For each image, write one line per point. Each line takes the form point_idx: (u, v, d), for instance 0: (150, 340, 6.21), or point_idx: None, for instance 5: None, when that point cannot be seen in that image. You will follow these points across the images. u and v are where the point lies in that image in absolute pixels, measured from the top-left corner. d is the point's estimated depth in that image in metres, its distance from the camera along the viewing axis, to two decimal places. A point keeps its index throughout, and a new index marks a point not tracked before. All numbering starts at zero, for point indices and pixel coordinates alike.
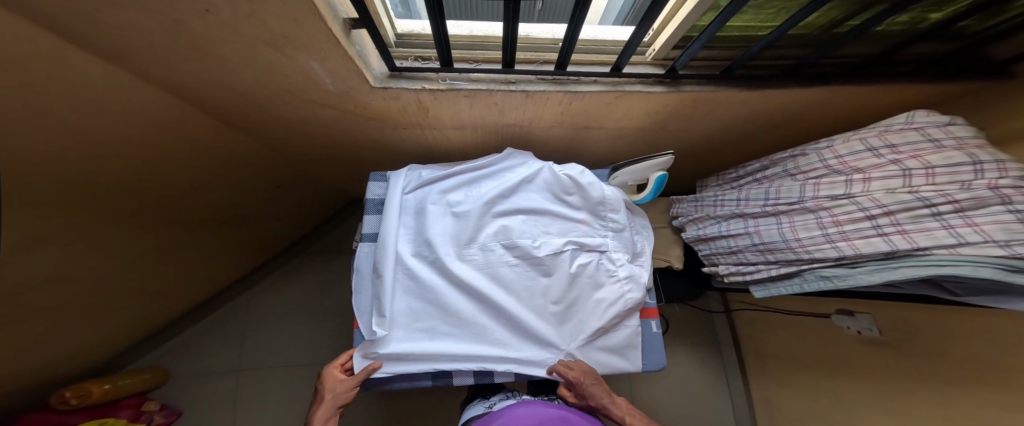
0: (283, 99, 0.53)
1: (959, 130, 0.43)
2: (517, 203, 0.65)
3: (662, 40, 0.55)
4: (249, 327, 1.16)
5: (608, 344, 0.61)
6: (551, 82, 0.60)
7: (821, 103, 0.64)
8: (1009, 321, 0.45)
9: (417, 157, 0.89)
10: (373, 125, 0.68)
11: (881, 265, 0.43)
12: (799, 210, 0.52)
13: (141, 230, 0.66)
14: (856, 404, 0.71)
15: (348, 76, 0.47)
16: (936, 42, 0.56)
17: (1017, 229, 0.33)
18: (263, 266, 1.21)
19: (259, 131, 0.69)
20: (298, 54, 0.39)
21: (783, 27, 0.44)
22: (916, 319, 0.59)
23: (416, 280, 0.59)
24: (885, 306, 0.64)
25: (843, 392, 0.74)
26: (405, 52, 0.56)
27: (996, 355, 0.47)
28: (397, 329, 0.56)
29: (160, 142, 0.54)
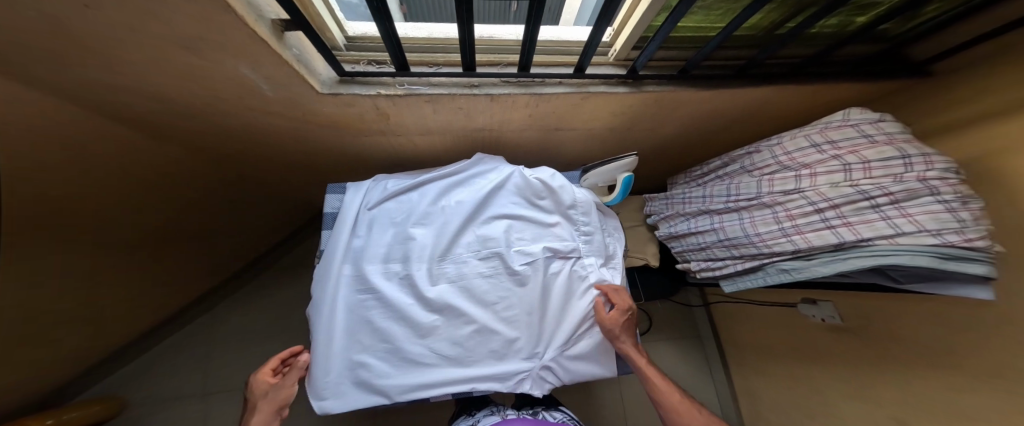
0: (220, 106, 0.49)
1: (889, 126, 0.45)
2: (489, 213, 0.64)
3: (622, 40, 0.56)
4: (208, 355, 1.06)
5: (581, 352, 0.60)
6: (515, 85, 0.58)
7: (774, 101, 0.66)
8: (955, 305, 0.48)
9: (385, 165, 0.85)
10: (330, 132, 0.64)
11: (832, 257, 0.44)
12: (758, 205, 0.53)
13: (77, 266, 0.60)
14: (824, 387, 0.74)
15: (290, 82, 0.44)
16: (867, 43, 0.60)
17: (946, 219, 0.35)
18: (225, 285, 1.11)
19: (202, 140, 0.64)
20: (222, 57, 0.35)
21: (731, 28, 0.45)
22: (868, 305, 0.62)
23: (382, 300, 0.56)
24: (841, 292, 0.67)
25: (812, 376, 0.77)
26: (356, 56, 0.53)
27: (946, 336, 0.49)
28: (370, 352, 0.55)
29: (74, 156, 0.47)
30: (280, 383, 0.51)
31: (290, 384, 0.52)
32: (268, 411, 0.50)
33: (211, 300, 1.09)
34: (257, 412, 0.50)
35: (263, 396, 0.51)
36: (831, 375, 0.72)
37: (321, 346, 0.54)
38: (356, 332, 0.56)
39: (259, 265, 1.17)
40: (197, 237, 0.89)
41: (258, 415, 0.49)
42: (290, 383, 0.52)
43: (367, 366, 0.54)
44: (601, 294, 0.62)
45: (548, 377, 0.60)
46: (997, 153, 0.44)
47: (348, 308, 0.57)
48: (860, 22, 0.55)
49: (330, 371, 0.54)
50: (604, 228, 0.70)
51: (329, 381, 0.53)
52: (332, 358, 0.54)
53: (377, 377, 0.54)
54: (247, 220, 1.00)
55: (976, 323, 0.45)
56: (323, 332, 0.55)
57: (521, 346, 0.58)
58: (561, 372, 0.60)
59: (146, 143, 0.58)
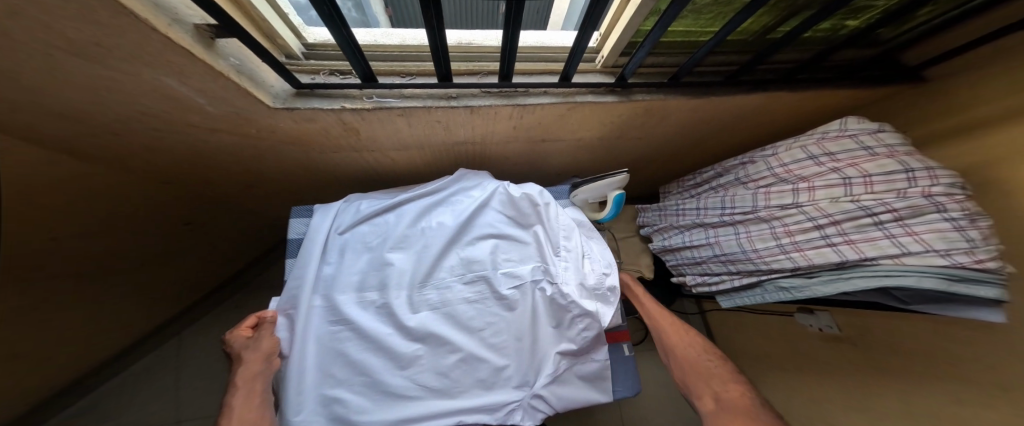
0: (150, 121, 0.43)
1: (888, 137, 0.43)
2: (477, 231, 0.59)
3: (610, 46, 0.52)
4: (162, 392, 0.94)
5: (573, 377, 0.58)
6: (497, 96, 0.54)
7: (765, 108, 0.65)
8: (969, 323, 0.46)
9: (361, 181, 0.79)
10: (295, 148, 0.58)
11: (834, 276, 0.42)
12: (754, 219, 0.51)
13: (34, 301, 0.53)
14: (827, 399, 0.72)
15: (232, 93, 0.39)
16: (856, 49, 0.59)
17: (954, 237, 0.33)
18: (185, 314, 0.99)
19: (146, 161, 0.56)
20: (132, 66, 0.30)
21: (722, 34, 0.42)
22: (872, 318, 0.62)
23: (357, 331, 0.50)
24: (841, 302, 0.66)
25: (817, 388, 0.75)
26: (316, 66, 0.48)
27: (959, 351, 0.48)
28: (347, 389, 0.48)
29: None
30: (261, 333, 0.47)
31: (273, 336, 0.48)
32: (259, 358, 0.45)
33: (171, 331, 0.98)
34: (242, 363, 0.44)
35: (254, 344, 0.46)
36: (835, 387, 0.70)
37: (293, 382, 0.46)
38: (330, 365, 0.49)
39: (226, 290, 1.07)
40: (160, 265, 0.80)
41: (245, 366, 0.43)
42: (272, 335, 0.48)
43: (343, 401, 0.47)
44: (587, 325, 0.57)
45: (540, 406, 0.55)
46: (1001, 159, 0.43)
47: (319, 340, 0.50)
48: (852, 26, 0.53)
49: (302, 409, 0.46)
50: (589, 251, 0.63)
51: (298, 423, 0.45)
52: (303, 396, 0.47)
53: (355, 413, 0.47)
54: (212, 242, 0.92)
55: (988, 334, 0.44)
56: (293, 369, 0.47)
57: (511, 373, 0.53)
58: (556, 400, 0.56)
59: (78, 165, 0.50)
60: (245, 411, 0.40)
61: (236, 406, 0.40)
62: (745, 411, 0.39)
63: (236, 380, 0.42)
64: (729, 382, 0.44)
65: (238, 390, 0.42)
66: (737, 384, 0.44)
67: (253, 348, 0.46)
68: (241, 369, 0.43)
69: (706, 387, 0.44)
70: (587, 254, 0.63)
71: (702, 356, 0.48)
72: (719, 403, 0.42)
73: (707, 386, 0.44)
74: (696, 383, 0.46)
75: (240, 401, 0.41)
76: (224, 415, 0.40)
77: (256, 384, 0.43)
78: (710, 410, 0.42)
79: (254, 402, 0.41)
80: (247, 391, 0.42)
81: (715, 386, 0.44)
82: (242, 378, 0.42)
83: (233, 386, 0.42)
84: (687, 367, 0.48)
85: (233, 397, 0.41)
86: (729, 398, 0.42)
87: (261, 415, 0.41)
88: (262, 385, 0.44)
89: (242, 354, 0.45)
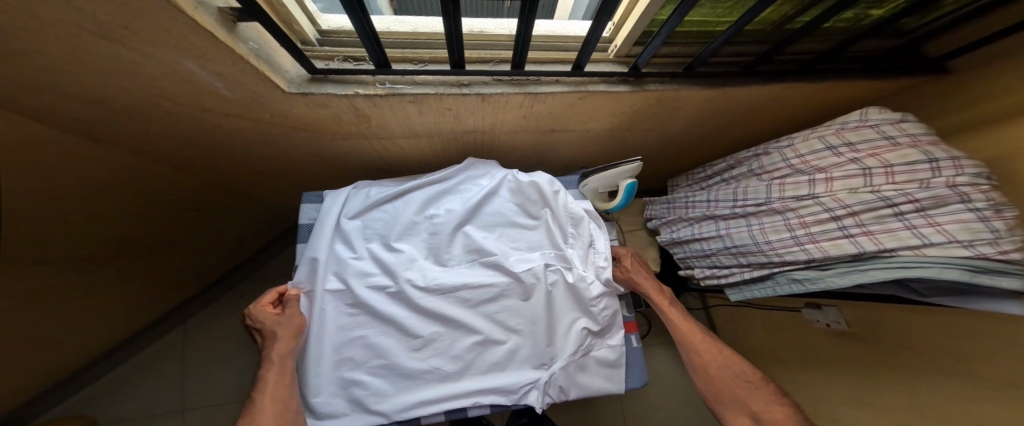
0: (167, 106, 0.43)
1: (911, 127, 0.43)
2: (486, 220, 0.59)
3: (623, 34, 0.52)
4: (178, 372, 0.98)
5: (587, 364, 0.58)
6: (508, 83, 0.53)
7: (780, 100, 0.64)
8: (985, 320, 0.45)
9: (369, 170, 0.79)
10: (306, 134, 0.58)
11: (849, 268, 0.42)
12: (767, 211, 0.51)
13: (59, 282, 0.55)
14: (837, 396, 0.72)
15: (248, 78, 0.39)
16: (876, 40, 0.58)
17: (977, 228, 0.33)
18: (195, 300, 1.01)
19: (162, 146, 0.57)
20: (156, 50, 0.31)
21: (740, 23, 0.41)
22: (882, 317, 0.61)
23: (372, 313, 0.51)
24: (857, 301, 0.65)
25: (827, 384, 0.74)
26: (329, 52, 0.48)
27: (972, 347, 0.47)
28: (362, 372, 0.49)
29: (17, 174, 0.41)
30: (290, 310, 0.48)
31: (302, 312, 0.48)
32: (293, 334, 0.46)
33: (178, 316, 0.99)
34: (276, 339, 0.45)
35: (285, 321, 0.46)
36: (849, 384, 0.69)
37: (313, 364, 0.48)
38: (346, 348, 0.50)
39: (234, 276, 1.09)
40: (172, 251, 0.82)
41: (279, 343, 0.44)
42: (300, 312, 0.48)
43: (362, 383, 0.49)
44: (606, 305, 0.58)
45: (552, 394, 0.55)
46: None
47: (334, 324, 0.50)
48: (875, 15, 0.53)
49: (320, 391, 0.48)
50: (595, 241, 0.62)
51: (319, 404, 0.47)
52: (322, 379, 0.48)
53: (373, 395, 0.49)
54: (222, 229, 0.93)
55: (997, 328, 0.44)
56: (312, 351, 0.48)
57: (526, 355, 0.54)
58: (570, 386, 0.56)
59: (96, 150, 0.51)
60: (278, 387, 0.42)
61: (269, 383, 0.42)
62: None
63: (272, 355, 0.44)
64: (771, 403, 0.43)
65: (272, 365, 0.43)
66: (781, 406, 0.43)
67: (285, 324, 0.46)
68: (275, 344, 0.44)
69: (743, 407, 0.44)
70: (596, 245, 0.62)
71: (737, 374, 0.48)
72: (759, 423, 0.42)
73: (744, 406, 0.44)
74: (732, 403, 0.46)
75: (272, 378, 0.42)
76: (258, 392, 0.41)
77: (288, 360, 0.44)
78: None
79: (284, 381, 0.43)
80: (280, 367, 0.43)
81: (755, 407, 0.44)
82: (277, 353, 0.44)
83: (268, 361, 0.44)
84: (719, 384, 0.48)
85: (268, 372, 0.43)
86: (771, 419, 0.41)
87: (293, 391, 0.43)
88: (291, 363, 0.45)
89: (275, 329, 0.46)
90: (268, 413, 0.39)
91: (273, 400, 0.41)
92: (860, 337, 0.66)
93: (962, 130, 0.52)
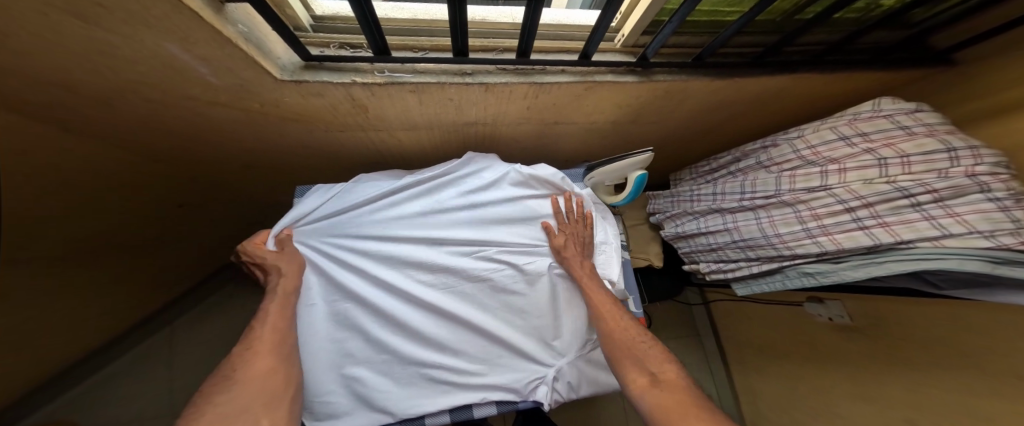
0: (143, 92, 0.40)
1: (927, 117, 0.43)
2: (491, 215, 0.57)
3: (631, 23, 0.50)
4: (165, 375, 0.94)
5: (597, 359, 0.55)
6: (513, 73, 0.51)
7: (786, 91, 0.63)
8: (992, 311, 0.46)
9: (366, 164, 0.76)
10: (301, 126, 0.56)
11: (866, 260, 0.41)
12: (777, 203, 0.50)
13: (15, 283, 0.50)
14: (837, 392, 0.72)
15: (238, 64, 0.36)
16: (882, 32, 0.58)
17: (999, 218, 0.32)
18: (179, 302, 0.97)
19: (141, 136, 0.54)
20: (131, 30, 0.28)
21: (751, 14, 0.39)
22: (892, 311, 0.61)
23: (372, 308, 0.49)
24: (867, 298, 0.65)
25: (830, 381, 0.74)
26: (325, 38, 0.46)
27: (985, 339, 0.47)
28: (365, 368, 0.48)
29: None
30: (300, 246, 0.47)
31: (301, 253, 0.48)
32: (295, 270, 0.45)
33: (163, 317, 0.95)
34: (281, 274, 0.44)
35: (292, 257, 0.46)
36: (853, 379, 0.68)
37: (308, 364, 0.46)
38: (346, 345, 0.48)
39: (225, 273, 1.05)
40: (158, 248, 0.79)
41: (284, 277, 0.44)
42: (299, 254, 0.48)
43: (364, 382, 0.47)
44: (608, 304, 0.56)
45: (561, 391, 0.54)
46: None
47: (333, 321, 0.48)
48: (886, 6, 0.52)
49: (320, 391, 0.46)
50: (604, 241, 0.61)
51: (319, 402, 0.45)
52: (320, 379, 0.46)
53: (376, 393, 0.47)
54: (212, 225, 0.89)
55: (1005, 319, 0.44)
56: (306, 354, 0.46)
57: (531, 350, 0.53)
58: (579, 382, 0.54)
59: (66, 141, 0.47)
60: (278, 320, 0.40)
61: (270, 313, 0.40)
62: (680, 395, 0.36)
63: (275, 287, 0.43)
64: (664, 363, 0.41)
65: (275, 298, 0.42)
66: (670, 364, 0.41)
67: (290, 261, 0.46)
68: (280, 279, 0.43)
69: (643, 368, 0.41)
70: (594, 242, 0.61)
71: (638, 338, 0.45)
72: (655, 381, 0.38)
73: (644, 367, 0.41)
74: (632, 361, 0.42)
75: (273, 309, 0.41)
76: (259, 323, 0.40)
77: (290, 298, 0.43)
78: (646, 390, 0.38)
79: (285, 316, 0.42)
80: (282, 299, 0.42)
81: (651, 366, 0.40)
82: (281, 288, 0.43)
83: (270, 293, 0.42)
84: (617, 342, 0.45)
85: (269, 303, 0.41)
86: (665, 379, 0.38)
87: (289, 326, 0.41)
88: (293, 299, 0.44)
89: (280, 264, 0.44)
90: (267, 341, 0.38)
91: (274, 332, 0.39)
92: (880, 330, 0.63)
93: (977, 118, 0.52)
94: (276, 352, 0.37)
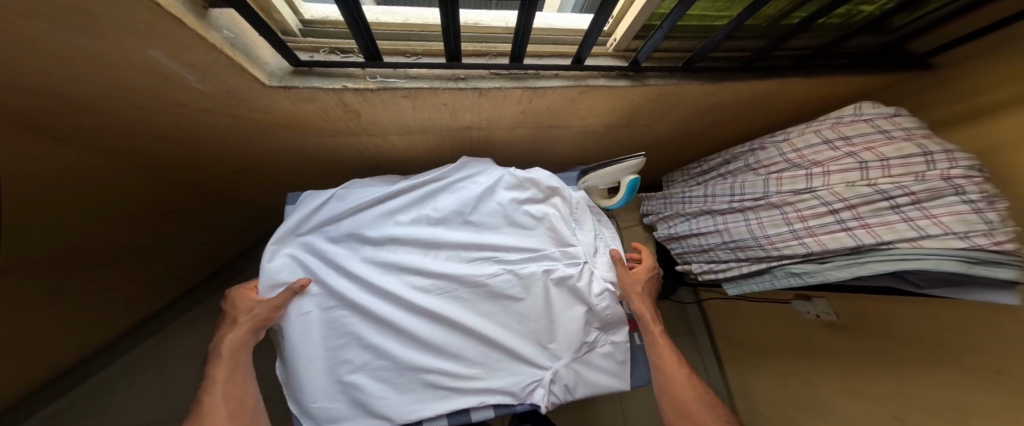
0: (127, 98, 0.39)
1: (905, 121, 0.44)
2: (486, 219, 0.57)
3: (623, 29, 0.50)
4: (153, 385, 0.91)
5: (593, 360, 0.57)
6: (507, 78, 0.52)
7: (774, 95, 0.65)
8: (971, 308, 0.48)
9: (359, 168, 0.76)
10: (292, 131, 0.55)
11: (849, 261, 0.42)
12: (765, 205, 0.51)
13: None
14: (827, 387, 0.74)
15: (225, 71, 0.35)
16: (864, 37, 0.59)
17: (974, 220, 0.33)
18: (167, 311, 0.95)
19: (126, 142, 0.52)
20: (111, 37, 0.27)
21: (739, 20, 0.40)
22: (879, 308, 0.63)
23: (369, 314, 0.49)
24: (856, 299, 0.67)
25: (821, 377, 0.76)
26: (314, 43, 0.45)
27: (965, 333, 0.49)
28: (363, 375, 0.47)
29: None
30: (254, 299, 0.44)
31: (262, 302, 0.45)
32: (245, 329, 0.43)
33: (151, 326, 0.93)
34: (229, 333, 0.43)
35: (240, 314, 0.44)
36: (844, 377, 0.70)
37: (304, 371, 0.45)
38: (342, 351, 0.47)
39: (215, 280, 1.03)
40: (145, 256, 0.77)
41: (232, 336, 0.42)
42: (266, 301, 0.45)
43: (362, 388, 0.46)
44: (607, 305, 0.56)
45: (558, 393, 0.54)
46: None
47: (328, 329, 0.48)
48: (867, 12, 0.54)
49: (317, 397, 0.46)
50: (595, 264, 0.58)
51: (317, 408, 0.45)
52: (317, 385, 0.46)
53: (375, 398, 0.46)
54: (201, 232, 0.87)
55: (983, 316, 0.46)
56: (301, 362, 0.45)
57: (530, 353, 0.53)
58: (576, 384, 0.55)
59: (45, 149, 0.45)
60: (229, 385, 0.41)
61: (218, 378, 0.40)
62: None
63: (222, 349, 0.42)
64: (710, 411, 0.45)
65: (222, 360, 0.42)
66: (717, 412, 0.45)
67: (242, 318, 0.44)
68: (228, 338, 0.42)
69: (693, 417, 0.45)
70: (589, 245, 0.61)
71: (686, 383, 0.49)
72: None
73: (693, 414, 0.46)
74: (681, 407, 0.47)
75: (222, 373, 0.41)
76: (208, 389, 0.40)
77: (241, 355, 0.43)
78: None
79: (236, 378, 0.41)
80: (230, 362, 0.42)
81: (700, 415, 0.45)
82: (227, 348, 0.42)
83: (218, 355, 0.42)
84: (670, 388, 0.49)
85: (216, 367, 0.41)
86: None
87: (244, 388, 0.42)
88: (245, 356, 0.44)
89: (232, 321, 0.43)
90: (217, 410, 0.38)
91: (225, 399, 0.39)
92: (867, 328, 0.65)
93: (955, 122, 0.54)
94: (234, 422, 0.38)
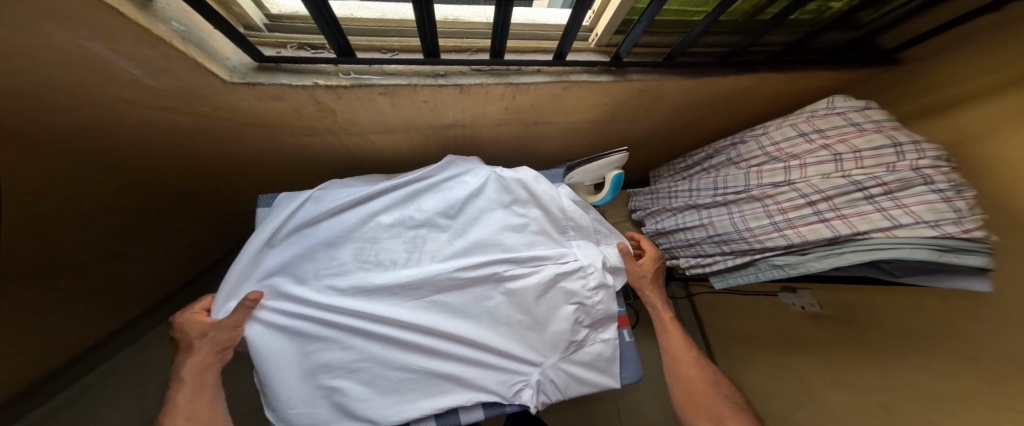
0: (80, 98, 0.37)
1: (875, 113, 0.45)
2: (471, 218, 0.57)
3: (603, 24, 0.50)
4: (130, 398, 0.87)
5: (583, 359, 0.56)
6: (488, 74, 0.51)
7: (755, 89, 0.65)
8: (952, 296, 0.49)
9: (342, 168, 0.74)
10: (266, 130, 0.53)
11: (827, 252, 0.42)
12: (747, 198, 0.52)
13: None
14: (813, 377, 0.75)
15: (183, 67, 0.34)
16: (838, 32, 0.60)
17: (942, 208, 0.34)
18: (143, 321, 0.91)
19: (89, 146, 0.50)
20: (50, 33, 0.25)
21: (715, 15, 0.40)
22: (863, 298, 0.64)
23: (348, 316, 0.47)
24: (840, 289, 0.69)
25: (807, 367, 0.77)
26: (282, 38, 0.43)
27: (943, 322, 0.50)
28: (343, 378, 0.46)
29: None
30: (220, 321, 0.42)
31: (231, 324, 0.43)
32: (209, 352, 0.41)
33: (127, 337, 0.89)
34: (192, 355, 0.41)
35: (203, 334, 0.41)
36: (832, 367, 0.71)
37: (280, 378, 0.44)
38: (320, 355, 0.46)
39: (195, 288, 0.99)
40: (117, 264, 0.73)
41: (194, 359, 0.40)
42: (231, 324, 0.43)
43: (343, 391, 0.45)
44: (602, 299, 0.57)
45: (546, 392, 0.54)
46: (996, 131, 0.44)
47: (305, 333, 0.46)
48: (835, 9, 0.55)
49: (295, 403, 0.44)
50: (584, 265, 0.56)
51: (296, 414, 0.44)
52: (295, 390, 0.44)
53: (356, 401, 0.45)
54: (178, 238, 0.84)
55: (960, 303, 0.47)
56: (277, 367, 0.44)
57: (517, 352, 0.52)
58: (564, 383, 0.55)
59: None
60: (193, 407, 0.38)
61: (180, 403, 0.38)
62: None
63: (183, 373, 0.40)
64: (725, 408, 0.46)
65: (184, 384, 0.39)
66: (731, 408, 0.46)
67: (204, 339, 0.41)
68: (189, 360, 0.40)
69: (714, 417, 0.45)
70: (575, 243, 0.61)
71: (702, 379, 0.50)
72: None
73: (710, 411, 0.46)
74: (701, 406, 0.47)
75: (184, 397, 0.39)
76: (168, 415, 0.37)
77: (206, 377, 0.41)
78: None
79: (202, 399, 0.40)
80: (193, 385, 0.40)
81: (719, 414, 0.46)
82: (190, 372, 0.40)
83: (179, 379, 0.40)
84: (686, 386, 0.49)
85: (177, 392, 0.39)
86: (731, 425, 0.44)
87: (212, 409, 0.40)
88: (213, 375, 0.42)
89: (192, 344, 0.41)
90: None
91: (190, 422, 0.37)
92: (851, 319, 0.67)
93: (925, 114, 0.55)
94: None
